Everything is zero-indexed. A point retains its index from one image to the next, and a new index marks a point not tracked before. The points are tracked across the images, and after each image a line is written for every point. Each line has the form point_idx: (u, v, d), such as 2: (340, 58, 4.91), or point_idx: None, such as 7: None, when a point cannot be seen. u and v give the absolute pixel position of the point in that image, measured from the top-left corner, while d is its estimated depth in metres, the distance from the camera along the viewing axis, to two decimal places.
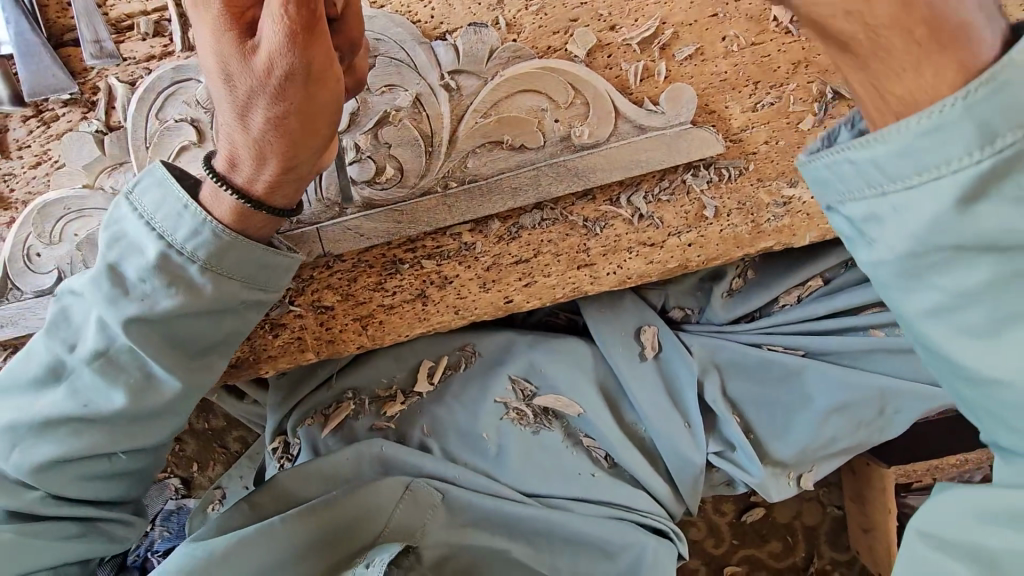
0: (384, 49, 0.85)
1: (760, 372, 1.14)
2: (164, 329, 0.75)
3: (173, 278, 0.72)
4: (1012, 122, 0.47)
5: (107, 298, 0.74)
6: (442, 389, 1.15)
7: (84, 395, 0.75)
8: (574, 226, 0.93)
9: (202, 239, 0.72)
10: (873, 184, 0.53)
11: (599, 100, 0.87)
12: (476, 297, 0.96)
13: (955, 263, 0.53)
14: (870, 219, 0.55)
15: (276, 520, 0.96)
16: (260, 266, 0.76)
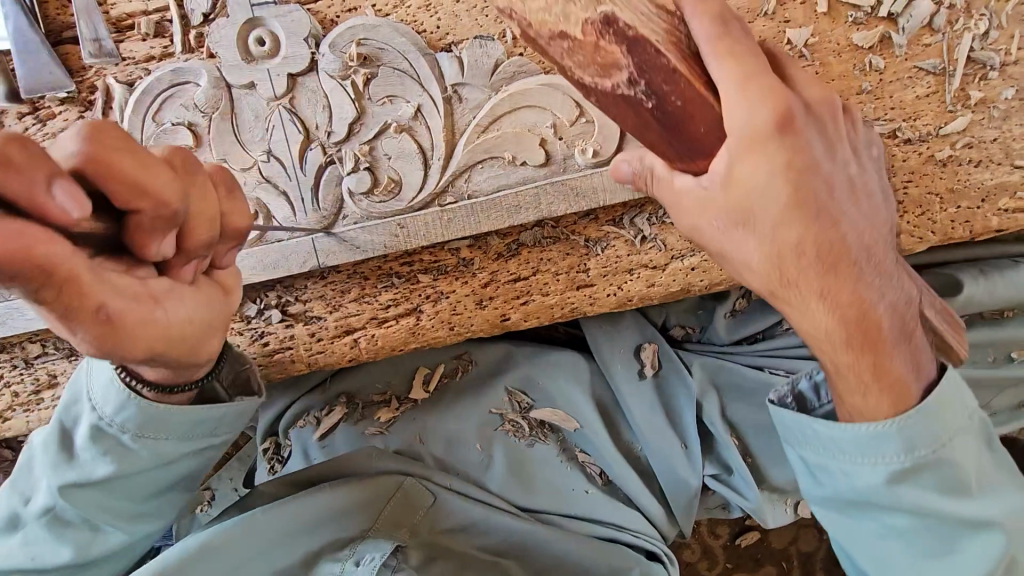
0: (387, 59, 0.84)
1: (761, 396, 1.12)
2: (101, 486, 0.75)
3: (106, 441, 0.74)
4: (925, 447, 0.67)
5: (52, 464, 0.76)
6: (438, 398, 1.14)
7: (32, 549, 0.76)
8: (575, 246, 0.92)
9: (123, 403, 0.71)
10: (828, 453, 0.71)
11: (607, 118, 0.84)
12: (472, 314, 0.93)
13: (886, 508, 0.70)
14: (823, 469, 0.73)
15: (262, 511, 0.95)
16: (194, 408, 0.75)
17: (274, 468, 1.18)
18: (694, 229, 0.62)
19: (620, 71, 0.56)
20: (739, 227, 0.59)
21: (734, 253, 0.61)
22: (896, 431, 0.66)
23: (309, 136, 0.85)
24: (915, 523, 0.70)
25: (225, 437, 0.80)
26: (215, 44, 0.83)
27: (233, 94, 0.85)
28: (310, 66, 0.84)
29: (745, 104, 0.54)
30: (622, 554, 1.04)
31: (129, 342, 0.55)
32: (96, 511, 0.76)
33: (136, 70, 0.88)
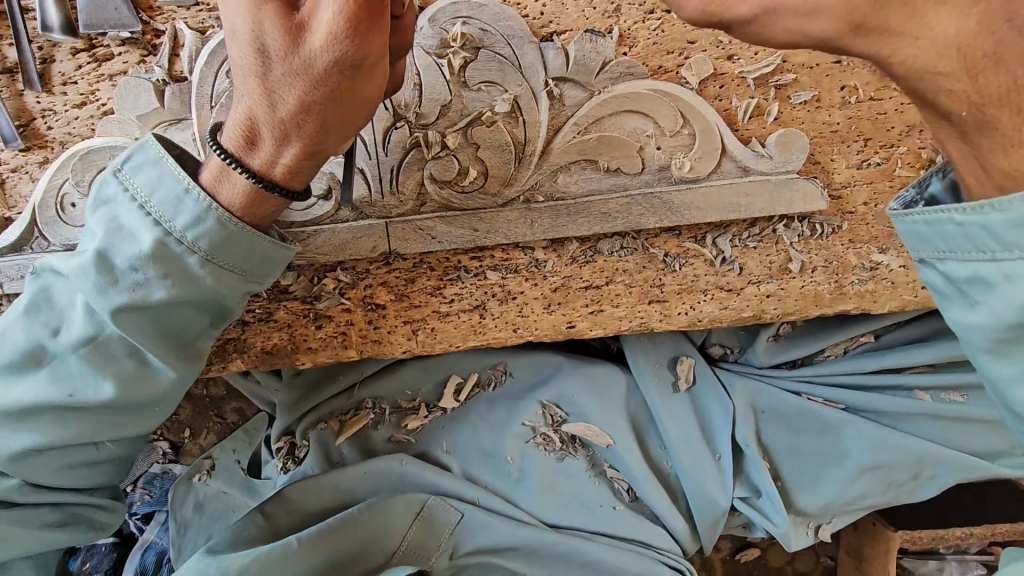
0: (489, 41, 0.78)
1: (798, 423, 1.11)
2: (153, 318, 0.69)
3: (208, 225, 0.65)
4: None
5: (95, 288, 0.67)
6: (465, 410, 1.12)
7: (67, 384, 0.70)
8: (653, 259, 0.89)
9: (204, 228, 0.65)
10: (983, 249, 0.49)
11: (707, 133, 0.81)
12: (539, 318, 0.90)
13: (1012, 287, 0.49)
14: (974, 280, 0.51)
15: (294, 540, 0.93)
16: (259, 257, 0.69)
17: (288, 467, 1.16)
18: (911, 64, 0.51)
19: None
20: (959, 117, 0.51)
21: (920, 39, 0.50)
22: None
23: (396, 114, 0.79)
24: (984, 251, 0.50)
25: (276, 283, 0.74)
26: None
27: None
28: None
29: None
30: (645, 561, 1.06)
31: (372, 76, 0.58)
32: (151, 345, 0.69)
33: (209, 19, 0.80)
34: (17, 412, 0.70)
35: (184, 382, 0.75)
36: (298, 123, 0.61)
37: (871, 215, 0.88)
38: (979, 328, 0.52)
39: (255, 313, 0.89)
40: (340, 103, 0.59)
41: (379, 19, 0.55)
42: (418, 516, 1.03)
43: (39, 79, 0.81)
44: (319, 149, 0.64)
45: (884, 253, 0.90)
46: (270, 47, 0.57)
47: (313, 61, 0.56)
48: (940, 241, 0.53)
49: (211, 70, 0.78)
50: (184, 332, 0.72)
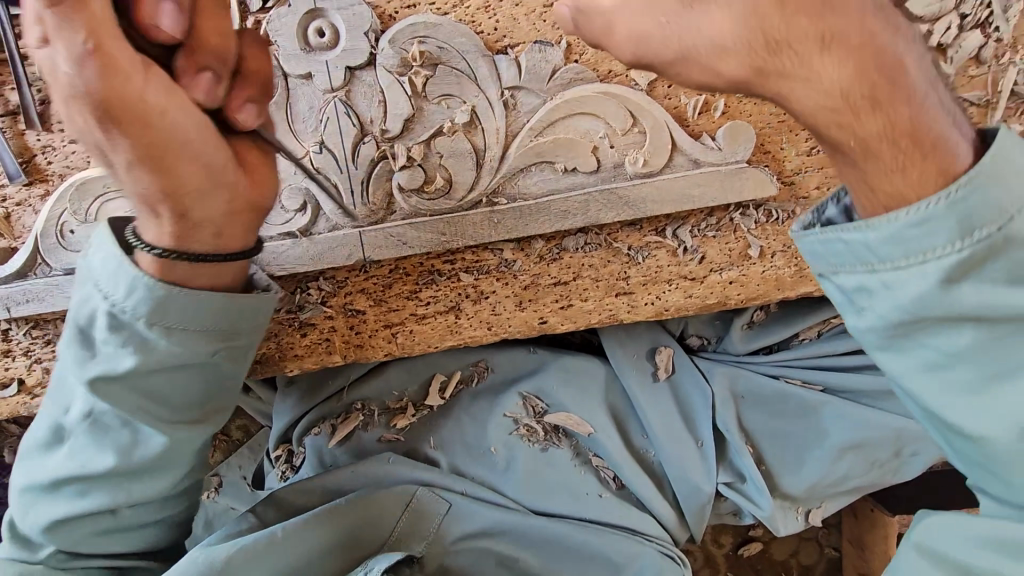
0: (446, 58, 0.84)
1: (777, 405, 1.13)
2: (128, 385, 0.73)
3: (144, 292, 0.68)
4: (983, 219, 0.55)
5: (77, 362, 0.74)
6: (451, 408, 1.17)
7: (80, 457, 0.77)
8: (617, 253, 0.93)
9: (139, 296, 0.69)
10: (865, 261, 0.60)
11: (658, 130, 0.86)
12: (512, 315, 0.95)
13: (947, 327, 0.60)
14: (861, 290, 0.62)
15: (279, 530, 0.97)
16: (211, 312, 0.72)
17: (286, 474, 1.23)
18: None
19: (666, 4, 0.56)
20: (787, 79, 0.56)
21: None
22: (943, 210, 0.55)
23: (363, 130, 0.86)
24: (877, 278, 0.59)
25: (250, 336, 0.77)
26: (275, 31, 0.83)
27: (289, 83, 0.85)
28: (367, 60, 0.84)
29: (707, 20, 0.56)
30: (634, 542, 1.08)
31: (165, 120, 0.61)
32: (135, 410, 0.74)
33: None
34: (46, 491, 0.79)
35: (180, 446, 0.78)
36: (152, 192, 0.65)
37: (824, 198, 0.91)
38: (870, 329, 0.63)
39: None
40: (165, 151, 0.62)
41: (125, 64, 0.58)
42: (407, 507, 1.06)
43: (39, 119, 0.89)
44: (189, 213, 0.67)
45: None
46: (76, 115, 0.60)
47: (93, 117, 0.59)
48: (837, 257, 0.62)
49: None
50: (166, 398, 0.75)
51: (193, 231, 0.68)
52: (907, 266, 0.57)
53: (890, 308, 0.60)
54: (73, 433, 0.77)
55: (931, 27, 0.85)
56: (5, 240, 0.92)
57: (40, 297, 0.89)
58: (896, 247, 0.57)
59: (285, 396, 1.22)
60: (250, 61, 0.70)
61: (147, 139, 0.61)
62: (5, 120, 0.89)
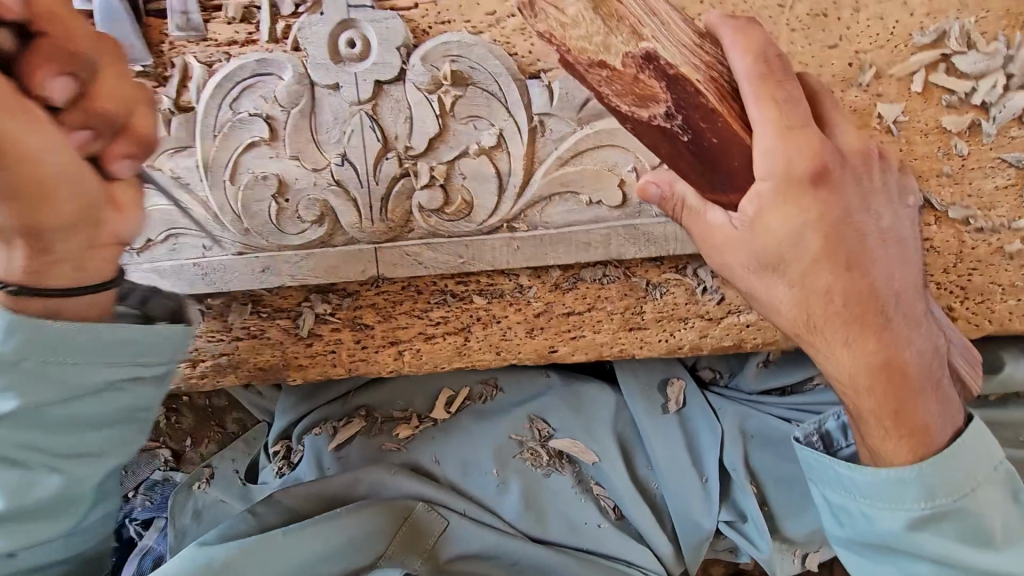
0: (477, 78, 0.82)
1: (787, 449, 1.14)
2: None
3: (24, 330, 0.63)
4: (944, 491, 0.71)
5: None
6: (453, 425, 1.16)
7: None
8: (634, 288, 0.91)
9: (21, 333, 0.63)
10: (852, 494, 0.76)
11: None
12: (522, 342, 0.93)
13: (923, 529, 0.72)
14: (841, 508, 0.78)
15: (280, 531, 0.96)
16: (114, 342, 0.69)
17: (283, 471, 1.22)
18: (724, 264, 0.65)
19: (658, 103, 0.63)
20: (769, 272, 0.63)
21: (762, 295, 0.66)
22: (917, 478, 0.70)
23: (387, 144, 0.84)
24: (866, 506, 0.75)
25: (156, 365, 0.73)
26: (306, 39, 0.81)
27: (315, 92, 0.83)
28: (398, 75, 0.82)
29: (784, 147, 0.59)
30: None
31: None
32: (26, 449, 0.67)
33: (216, 53, 0.87)
34: None
35: (87, 477, 0.71)
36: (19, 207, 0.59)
37: None
38: (848, 538, 0.79)
39: (249, 330, 0.93)
40: (18, 187, 0.58)
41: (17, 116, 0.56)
42: (405, 521, 1.05)
43: None
44: (52, 245, 0.63)
45: None
46: None
47: None
48: (832, 481, 0.77)
49: (216, 101, 0.83)
50: (52, 433, 0.68)
51: (55, 263, 0.64)
52: (892, 507, 0.73)
53: (866, 530, 0.76)
54: None
55: (973, 85, 0.85)
56: None
57: None
58: (880, 492, 0.73)
59: (294, 394, 1.23)
60: (101, 86, 0.61)
61: None
62: None
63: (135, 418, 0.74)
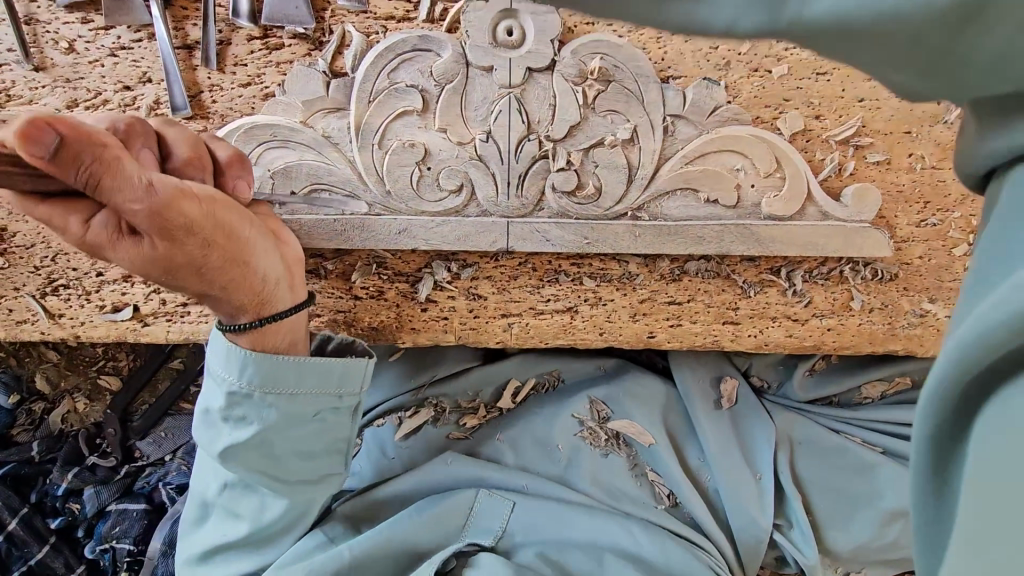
0: (619, 77, 0.89)
1: (836, 459, 1.20)
2: (254, 454, 0.88)
3: (257, 371, 0.84)
4: None
5: (206, 440, 0.89)
6: (519, 412, 1.20)
7: (235, 508, 0.95)
8: (732, 284, 0.99)
9: (260, 373, 0.84)
10: None
11: (797, 177, 0.93)
12: (624, 325, 1.00)
13: None
14: None
15: (347, 551, 0.98)
16: (319, 375, 0.88)
17: None
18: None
19: None
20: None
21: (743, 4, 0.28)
22: None
23: (530, 128, 0.91)
24: None
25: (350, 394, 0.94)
26: (467, 23, 0.87)
27: (469, 72, 0.89)
28: (548, 64, 0.89)
29: None
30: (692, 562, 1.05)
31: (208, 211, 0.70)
32: (261, 473, 0.89)
33: (373, 25, 0.90)
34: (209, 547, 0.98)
35: (306, 494, 0.94)
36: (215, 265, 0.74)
37: (924, 267, 0.99)
38: None
39: (368, 290, 0.98)
40: (220, 244, 0.73)
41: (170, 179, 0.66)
42: (469, 515, 1.08)
43: (214, 58, 0.91)
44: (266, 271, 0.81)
45: (932, 303, 1.01)
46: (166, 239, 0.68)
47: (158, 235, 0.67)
48: None
49: (375, 70, 0.88)
50: (283, 456, 0.90)
51: (281, 288, 0.84)
52: None
53: None
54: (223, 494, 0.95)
55: None
56: None
57: None
58: None
59: None
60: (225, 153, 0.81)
61: (210, 241, 0.71)
62: (180, 53, 0.91)
63: (332, 437, 0.94)
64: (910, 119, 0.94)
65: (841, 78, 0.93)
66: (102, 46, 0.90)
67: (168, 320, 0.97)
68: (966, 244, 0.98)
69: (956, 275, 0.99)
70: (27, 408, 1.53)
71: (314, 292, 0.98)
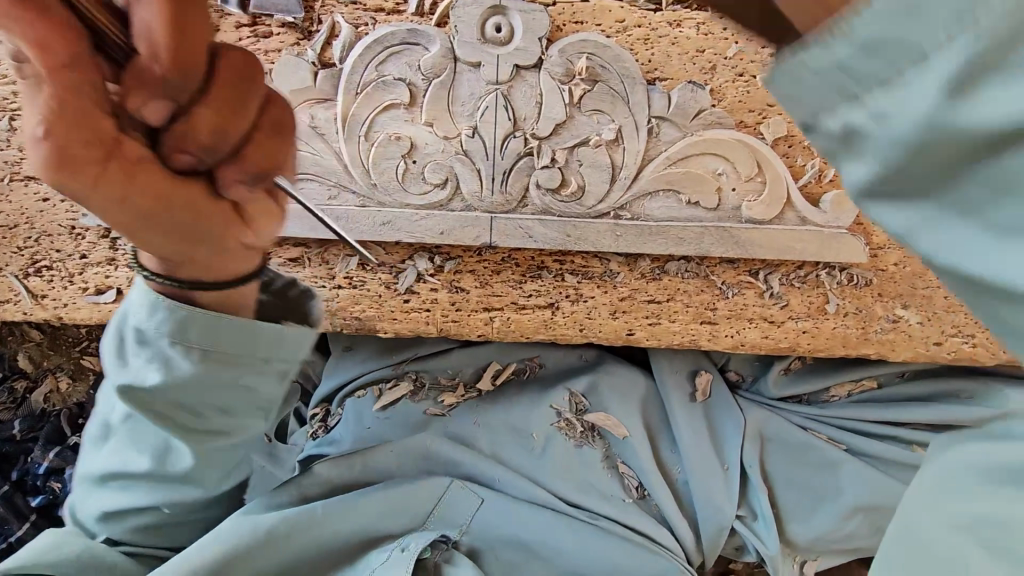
0: (605, 77, 0.91)
1: (802, 455, 1.22)
2: (155, 403, 0.78)
3: (167, 315, 0.70)
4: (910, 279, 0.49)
5: (111, 373, 0.79)
6: (500, 394, 1.20)
7: (135, 451, 0.87)
8: (711, 285, 1.01)
9: (170, 318, 0.70)
10: None
11: (776, 181, 0.94)
12: (604, 322, 1.02)
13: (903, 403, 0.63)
14: None
15: (319, 507, 1.02)
16: (248, 336, 0.75)
17: (318, 434, 1.24)
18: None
19: None
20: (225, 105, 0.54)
21: None
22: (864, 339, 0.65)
23: (515, 125, 0.92)
24: None
25: (280, 361, 0.80)
26: (456, 17, 0.88)
27: (456, 66, 0.89)
28: (536, 62, 0.90)
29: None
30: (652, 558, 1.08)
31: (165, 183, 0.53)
32: (163, 423, 0.79)
33: (363, 16, 0.91)
34: (101, 479, 0.92)
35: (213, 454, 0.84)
36: (187, 261, 0.65)
37: (899, 274, 1.01)
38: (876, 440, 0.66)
39: (352, 280, 0.98)
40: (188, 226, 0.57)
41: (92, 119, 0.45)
42: (438, 501, 1.09)
43: None
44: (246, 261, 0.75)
45: (905, 309, 1.03)
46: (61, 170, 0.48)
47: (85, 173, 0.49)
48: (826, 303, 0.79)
49: (364, 61, 0.89)
50: (186, 414, 0.79)
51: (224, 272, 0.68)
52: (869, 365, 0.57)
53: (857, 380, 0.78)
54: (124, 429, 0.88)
55: None
56: None
57: None
58: None
59: (345, 359, 1.25)
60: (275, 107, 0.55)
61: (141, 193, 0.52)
62: None
63: (255, 404, 0.82)
64: None
65: None
66: None
67: None
68: None
69: (930, 283, 1.01)
70: (10, 386, 1.51)
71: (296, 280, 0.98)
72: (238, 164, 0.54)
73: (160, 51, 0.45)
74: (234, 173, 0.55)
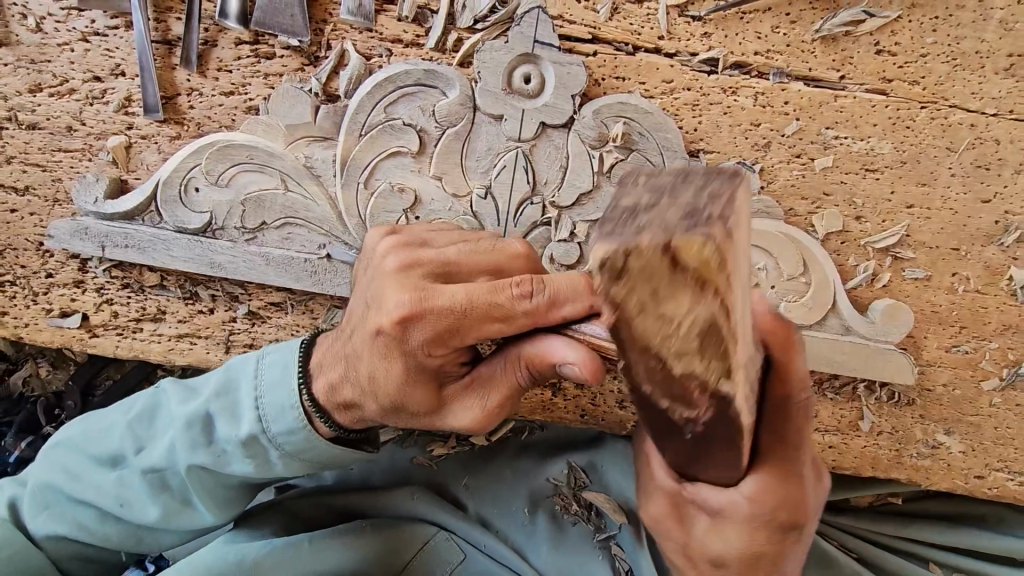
0: (641, 145, 0.80)
1: None
2: (216, 476, 0.75)
3: (301, 435, 0.71)
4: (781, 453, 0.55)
5: (189, 444, 0.73)
6: (497, 451, 1.03)
7: (125, 498, 0.76)
8: None
9: (294, 438, 0.71)
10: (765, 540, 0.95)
11: (822, 287, 0.85)
12: (610, 411, 0.93)
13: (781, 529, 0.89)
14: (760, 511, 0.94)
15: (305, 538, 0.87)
16: (321, 455, 0.73)
17: None
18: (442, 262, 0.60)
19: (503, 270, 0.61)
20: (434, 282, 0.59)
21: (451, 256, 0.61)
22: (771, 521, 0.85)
23: (534, 190, 0.81)
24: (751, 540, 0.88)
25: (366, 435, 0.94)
26: (481, 63, 0.77)
27: (476, 117, 0.79)
28: (566, 122, 0.79)
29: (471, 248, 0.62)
30: None
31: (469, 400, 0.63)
32: (198, 475, 0.74)
33: (377, 46, 0.80)
34: (66, 503, 0.78)
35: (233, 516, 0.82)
36: (337, 382, 0.68)
37: (947, 398, 0.89)
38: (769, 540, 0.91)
39: None
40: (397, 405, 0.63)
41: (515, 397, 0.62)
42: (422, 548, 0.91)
43: (196, 59, 0.81)
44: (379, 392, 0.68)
45: (948, 434, 0.91)
46: (467, 414, 0.62)
47: (475, 409, 0.62)
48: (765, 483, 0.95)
49: (372, 100, 0.78)
50: (223, 482, 0.76)
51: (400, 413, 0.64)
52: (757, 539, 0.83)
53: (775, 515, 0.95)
54: (128, 468, 0.76)
55: None
56: (118, 171, 0.84)
57: (140, 247, 0.84)
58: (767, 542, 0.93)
59: None
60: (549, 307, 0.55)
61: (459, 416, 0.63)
62: (159, 48, 0.81)
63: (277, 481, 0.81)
64: (959, 236, 0.83)
65: (891, 180, 0.82)
66: (74, 28, 0.81)
67: (119, 334, 0.91)
68: (998, 378, 0.87)
69: (980, 410, 0.89)
70: None
71: (277, 327, 0.90)
72: (466, 384, 0.62)
73: (526, 279, 0.55)
74: (465, 406, 0.62)
